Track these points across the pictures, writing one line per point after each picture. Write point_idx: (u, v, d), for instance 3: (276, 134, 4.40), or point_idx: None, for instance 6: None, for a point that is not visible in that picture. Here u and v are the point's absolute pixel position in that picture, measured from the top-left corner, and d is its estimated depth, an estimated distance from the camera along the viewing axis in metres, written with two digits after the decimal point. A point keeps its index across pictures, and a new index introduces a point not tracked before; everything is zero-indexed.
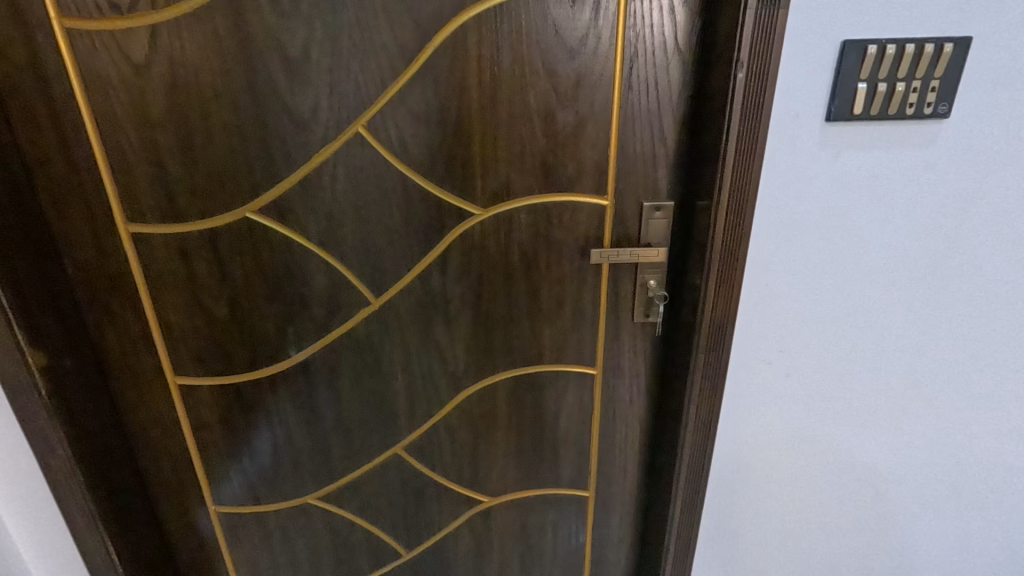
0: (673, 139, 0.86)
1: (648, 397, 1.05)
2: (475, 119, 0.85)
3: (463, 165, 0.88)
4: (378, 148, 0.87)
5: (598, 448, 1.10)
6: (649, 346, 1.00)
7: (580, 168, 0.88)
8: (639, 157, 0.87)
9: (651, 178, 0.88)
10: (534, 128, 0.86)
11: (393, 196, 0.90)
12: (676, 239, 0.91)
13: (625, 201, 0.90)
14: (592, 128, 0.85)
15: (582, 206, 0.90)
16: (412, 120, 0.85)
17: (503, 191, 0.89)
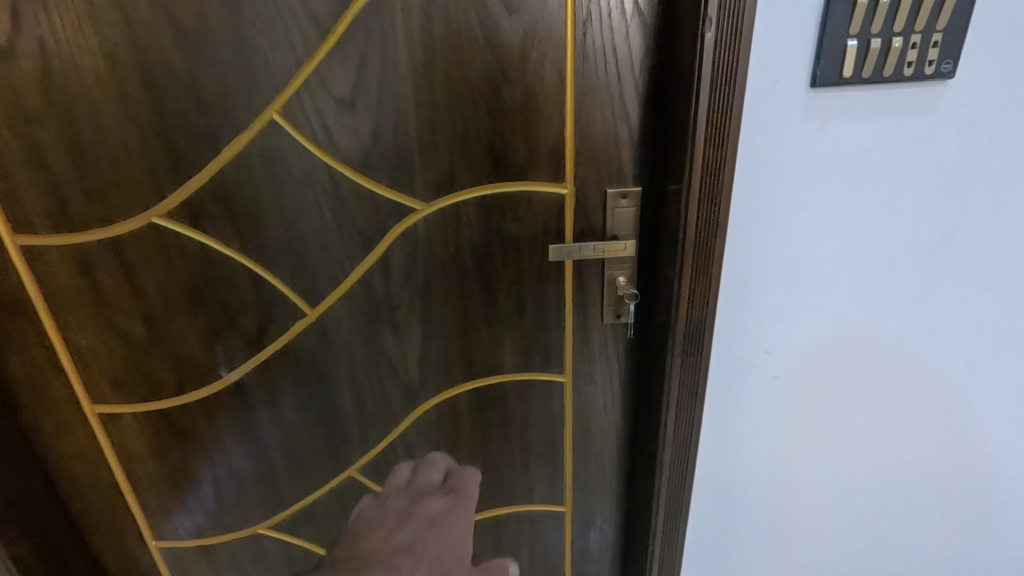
0: (637, 116, 0.75)
1: (624, 402, 0.96)
2: (408, 100, 0.74)
3: (399, 152, 0.76)
4: (299, 137, 0.75)
5: (573, 459, 1.00)
6: (622, 348, 0.90)
7: (533, 153, 0.77)
8: (599, 137, 0.76)
9: (615, 161, 0.77)
10: (478, 106, 0.74)
11: (322, 192, 0.78)
12: (645, 231, 0.81)
13: (587, 189, 0.79)
14: (544, 104, 0.74)
15: (538, 196, 0.79)
16: (335, 103, 0.73)
17: (447, 181, 0.78)
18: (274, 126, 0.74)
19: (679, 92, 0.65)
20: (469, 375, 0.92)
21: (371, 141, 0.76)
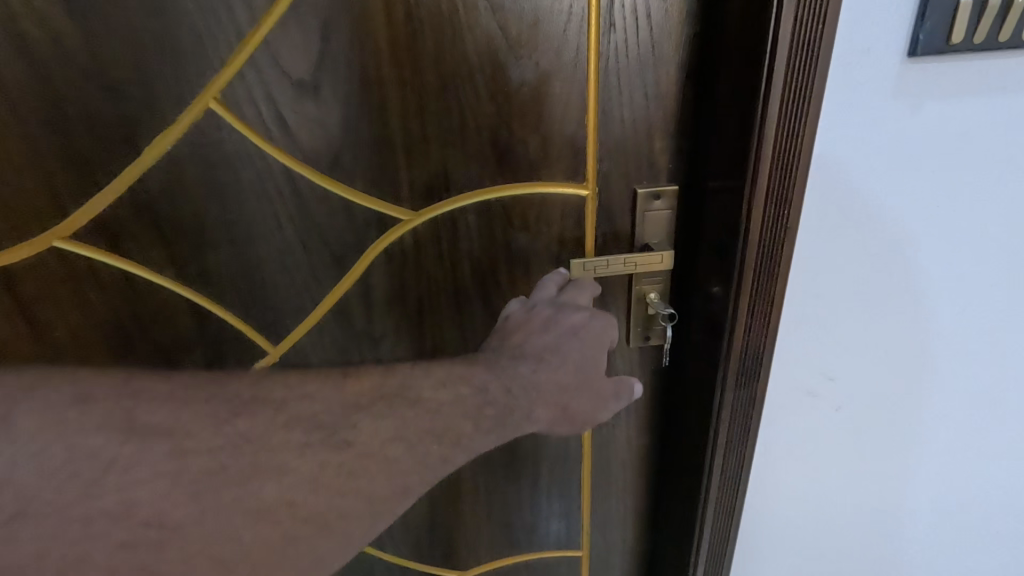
0: (675, 96, 0.60)
1: (650, 433, 0.82)
2: (389, 81, 0.57)
3: (378, 148, 0.60)
4: (246, 132, 0.58)
5: (592, 500, 0.87)
6: (651, 373, 0.77)
7: (546, 147, 0.62)
8: (628, 125, 0.61)
9: (647, 155, 0.63)
10: (478, 89, 0.59)
11: (279, 202, 0.61)
12: (681, 240, 0.67)
13: (612, 189, 0.64)
14: (562, 86, 0.59)
15: (552, 199, 0.64)
16: (292, 87, 0.57)
17: (440, 183, 0.63)
18: (212, 117, 0.57)
19: (741, 65, 0.52)
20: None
21: (342, 135, 0.59)
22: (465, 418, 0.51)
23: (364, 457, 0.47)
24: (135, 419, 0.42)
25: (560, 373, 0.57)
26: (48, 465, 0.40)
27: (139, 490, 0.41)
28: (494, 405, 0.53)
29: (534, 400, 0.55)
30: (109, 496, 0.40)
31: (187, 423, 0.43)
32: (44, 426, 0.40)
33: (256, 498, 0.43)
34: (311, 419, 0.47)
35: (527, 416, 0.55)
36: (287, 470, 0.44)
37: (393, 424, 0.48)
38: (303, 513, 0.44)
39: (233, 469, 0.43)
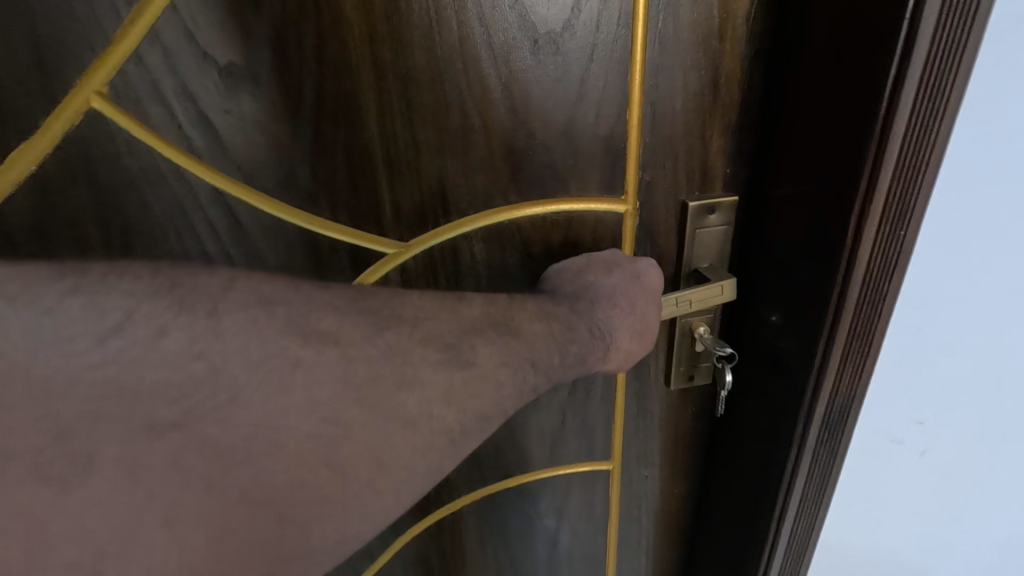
0: (739, 83, 0.47)
1: (686, 482, 0.70)
2: (361, 65, 0.41)
3: (350, 161, 0.44)
4: (156, 144, 0.40)
5: (618, 561, 0.74)
6: (689, 416, 0.65)
7: (576, 152, 0.47)
8: (680, 120, 0.47)
9: (700, 158, 0.49)
10: (487, 74, 0.43)
11: (212, 238, 0.44)
12: (733, 265, 0.55)
13: (655, 203, 0.50)
14: (598, 68, 0.44)
15: (581, 219, 0.50)
16: (220, 76, 0.39)
17: (436, 204, 0.47)
18: (101, 123, 0.39)
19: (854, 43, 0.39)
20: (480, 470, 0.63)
21: (297, 143, 0.42)
22: (556, 355, 0.39)
23: (480, 379, 0.35)
24: (315, 319, 0.31)
25: (631, 321, 0.46)
26: (247, 357, 0.29)
27: (325, 391, 0.30)
28: (579, 342, 0.42)
29: (607, 345, 0.44)
30: (296, 394, 0.30)
31: (353, 323, 0.33)
32: (244, 316, 0.30)
33: (405, 412, 0.33)
34: (436, 339, 0.35)
35: (602, 357, 0.44)
36: (422, 387, 0.33)
37: (500, 350, 0.36)
38: (445, 426, 0.34)
39: (391, 381, 0.32)
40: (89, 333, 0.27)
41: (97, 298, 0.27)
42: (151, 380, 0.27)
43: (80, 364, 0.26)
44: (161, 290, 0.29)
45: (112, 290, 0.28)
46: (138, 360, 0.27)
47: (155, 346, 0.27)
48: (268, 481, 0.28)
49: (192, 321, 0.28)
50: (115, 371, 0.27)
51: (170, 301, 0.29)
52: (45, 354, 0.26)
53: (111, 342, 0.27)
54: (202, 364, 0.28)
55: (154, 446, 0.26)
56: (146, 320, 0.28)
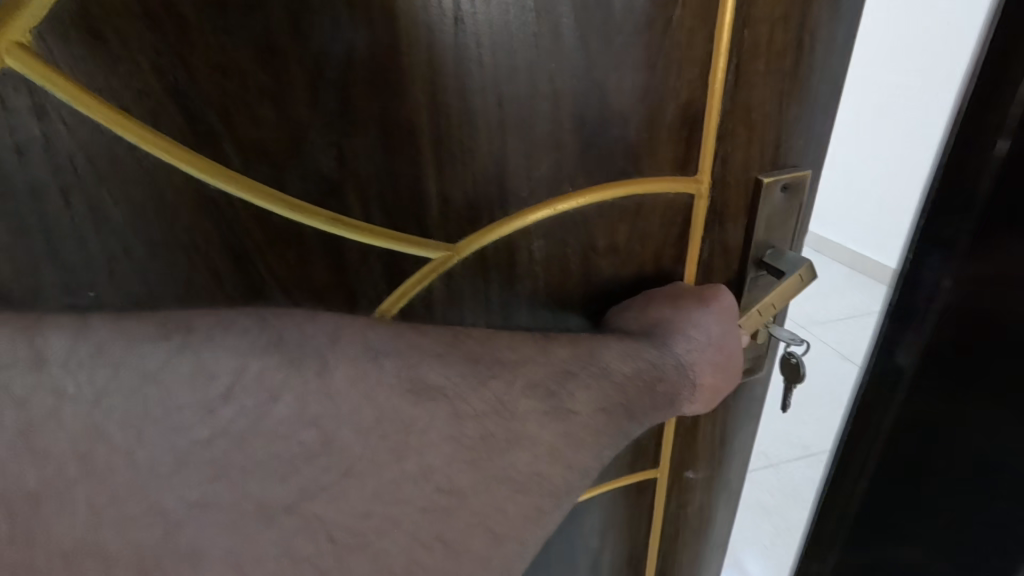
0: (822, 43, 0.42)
1: (731, 481, 0.67)
2: (410, 17, 0.32)
3: (388, 141, 0.34)
4: (117, 126, 0.29)
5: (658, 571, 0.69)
6: (738, 414, 0.61)
7: (650, 128, 0.41)
8: (763, 83, 0.42)
9: (776, 130, 0.44)
10: (560, 32, 0.36)
11: (200, 251, 0.33)
12: (896, 318, 0.65)
13: (728, 183, 0.45)
14: (679, 29, 0.38)
15: (649, 203, 0.44)
16: (212, 24, 0.29)
17: (492, 193, 0.39)
18: (25, 90, 0.27)
19: None
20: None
21: (315, 118, 0.32)
22: (646, 399, 0.38)
23: (581, 433, 0.34)
24: (421, 372, 0.30)
25: (711, 351, 0.42)
26: (364, 421, 0.29)
27: (439, 456, 0.30)
28: (665, 382, 0.39)
29: (691, 384, 0.41)
30: (410, 461, 0.30)
31: (460, 375, 0.31)
32: (354, 374, 0.29)
33: (515, 472, 0.33)
34: (538, 387, 0.33)
35: (686, 399, 0.41)
36: (517, 431, 0.33)
37: (597, 396, 0.35)
38: (552, 483, 0.34)
39: (501, 439, 0.32)
40: (195, 404, 0.26)
41: (207, 363, 0.26)
42: (262, 454, 0.27)
43: (191, 440, 0.26)
44: (268, 348, 0.27)
45: (221, 351, 0.26)
46: (250, 435, 0.26)
47: (265, 418, 0.27)
48: (382, 560, 0.29)
49: (303, 382, 0.27)
50: (225, 446, 0.26)
51: (279, 361, 0.27)
52: (151, 435, 0.25)
53: (218, 413, 0.26)
54: (313, 432, 0.28)
55: (266, 530, 0.26)
56: (254, 387, 0.27)
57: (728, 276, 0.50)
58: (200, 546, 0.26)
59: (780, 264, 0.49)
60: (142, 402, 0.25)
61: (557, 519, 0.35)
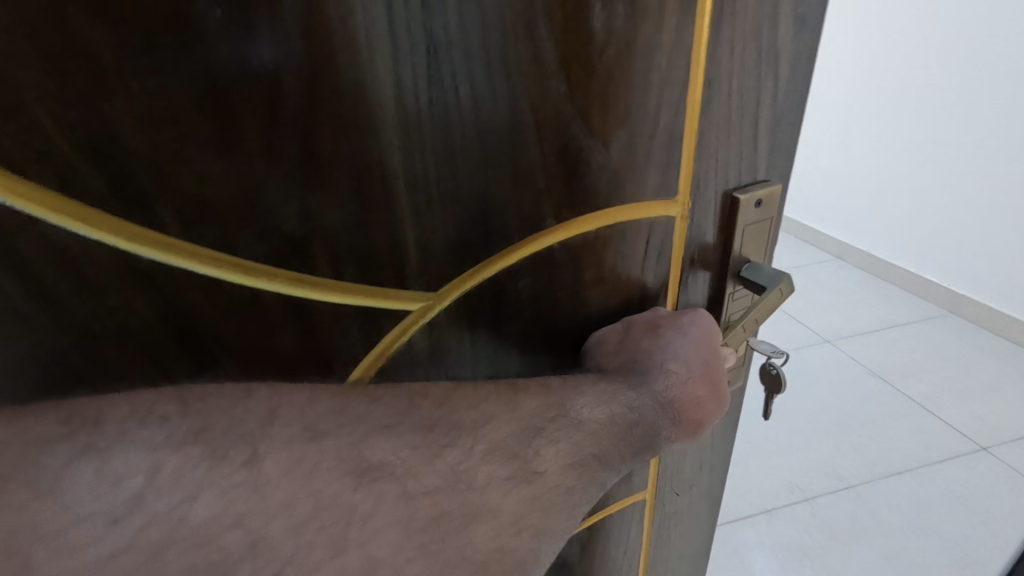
0: (786, 73, 0.43)
1: (711, 493, 0.65)
2: (378, 66, 0.30)
3: (359, 193, 0.33)
4: (7, 195, 0.26)
5: None
6: (720, 428, 0.60)
7: (628, 161, 0.41)
8: (733, 112, 0.42)
9: (750, 150, 0.45)
10: (539, 68, 0.35)
11: (133, 324, 0.31)
12: None
13: (705, 202, 0.45)
14: (660, 63, 0.38)
15: (634, 238, 0.45)
16: (137, 77, 0.26)
17: (477, 237, 0.39)
18: None
19: None
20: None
21: (270, 172, 0.30)
22: (621, 441, 0.37)
23: (551, 491, 0.33)
24: (366, 450, 0.28)
25: (693, 384, 0.41)
26: (293, 516, 0.25)
27: (382, 545, 0.26)
28: (644, 422, 0.38)
29: (672, 418, 0.40)
30: (351, 554, 0.26)
31: (411, 447, 0.30)
32: (288, 460, 0.27)
33: (476, 554, 0.29)
34: (500, 449, 0.32)
35: (666, 435, 0.40)
36: (484, 502, 0.30)
37: (569, 450, 0.34)
38: (518, 556, 0.30)
39: (456, 516, 0.29)
40: (99, 512, 0.23)
41: (114, 464, 0.24)
42: (176, 568, 0.23)
43: (89, 559, 0.22)
44: (191, 437, 0.25)
45: (134, 446, 0.24)
46: (164, 544, 0.23)
47: (184, 520, 0.24)
48: None
49: (228, 474, 0.25)
50: (134, 562, 0.22)
51: (200, 453, 0.25)
52: (39, 560, 0.21)
53: (126, 522, 0.23)
54: (240, 535, 0.24)
55: None
56: (171, 485, 0.24)
57: (709, 294, 0.50)
58: None
59: (758, 279, 0.48)
60: (24, 519, 0.22)
61: None
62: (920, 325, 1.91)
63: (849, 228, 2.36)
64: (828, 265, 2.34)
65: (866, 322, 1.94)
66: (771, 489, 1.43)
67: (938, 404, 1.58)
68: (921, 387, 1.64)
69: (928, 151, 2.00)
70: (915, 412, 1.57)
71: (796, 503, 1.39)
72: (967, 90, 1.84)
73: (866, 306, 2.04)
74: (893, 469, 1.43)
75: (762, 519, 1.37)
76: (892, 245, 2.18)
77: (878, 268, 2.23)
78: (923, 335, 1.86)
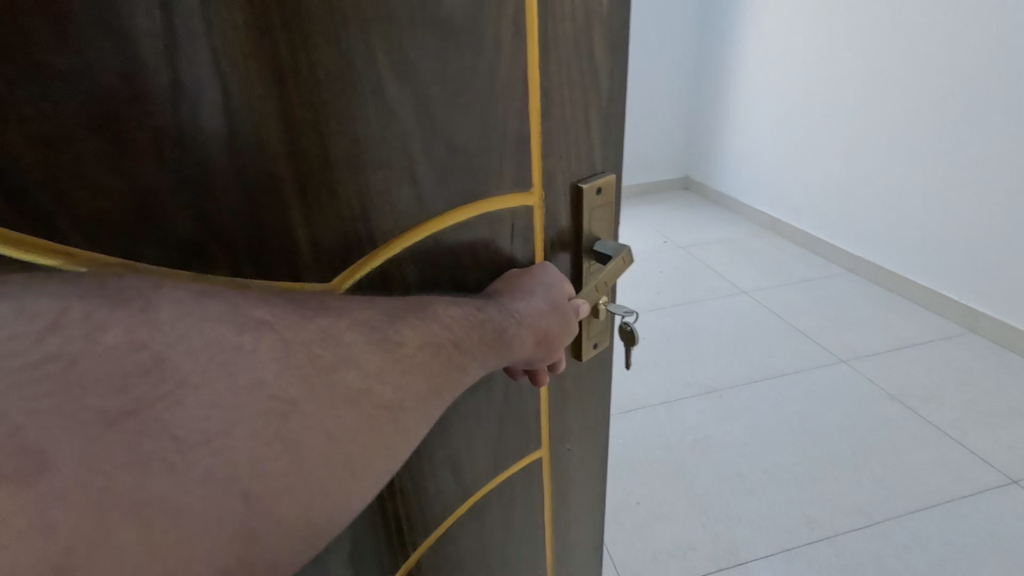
0: (608, 73, 0.56)
1: (600, 447, 0.79)
2: (258, 87, 0.39)
3: (250, 201, 0.41)
4: None
5: (554, 537, 0.80)
6: (598, 388, 0.73)
7: (487, 139, 0.51)
8: (568, 103, 0.54)
9: (586, 148, 0.58)
10: (402, 79, 0.44)
11: None
12: None
13: (555, 193, 0.57)
14: (498, 40, 0.47)
15: (502, 225, 0.55)
16: (35, 113, 0.32)
17: (361, 234, 0.47)
18: None
19: None
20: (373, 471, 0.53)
21: (163, 183, 0.37)
22: (474, 332, 0.44)
23: (411, 361, 0.39)
24: (248, 309, 0.34)
25: (539, 303, 0.52)
26: (191, 346, 0.30)
27: (270, 371, 0.32)
28: (491, 319, 0.46)
29: (518, 320, 0.49)
30: (242, 375, 0.31)
31: (285, 314, 0.35)
32: (180, 310, 0.31)
33: (349, 390, 0.36)
34: (364, 322, 0.38)
35: (518, 335, 0.49)
36: (357, 366, 0.36)
37: (423, 333, 0.40)
38: (386, 401, 0.37)
39: (328, 359, 0.35)
40: (18, 336, 0.26)
41: (28, 303, 0.27)
42: (97, 372, 0.27)
43: (21, 362, 0.26)
44: (91, 292, 0.30)
45: (42, 295, 0.28)
46: (84, 355, 0.27)
47: (94, 344, 0.28)
48: (228, 455, 0.30)
49: (128, 316, 0.29)
50: (57, 368, 0.27)
51: (102, 301, 0.29)
52: None
53: (48, 341, 0.27)
54: (146, 353, 0.29)
55: (106, 435, 0.27)
56: (80, 319, 0.28)
57: (571, 272, 0.62)
58: (48, 447, 0.25)
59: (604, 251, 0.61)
60: None
61: (398, 429, 0.38)
62: (939, 343, 2.16)
63: (854, 244, 2.70)
64: (833, 277, 2.71)
65: (885, 343, 2.19)
66: (792, 526, 1.54)
67: (967, 434, 1.76)
68: (945, 412, 1.85)
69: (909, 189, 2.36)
70: (942, 442, 1.74)
71: (818, 539, 1.50)
72: (959, 129, 2.13)
73: (884, 325, 2.30)
74: (920, 503, 1.57)
75: (782, 558, 1.46)
76: (906, 260, 2.46)
77: (895, 281, 2.54)
78: (941, 352, 2.12)
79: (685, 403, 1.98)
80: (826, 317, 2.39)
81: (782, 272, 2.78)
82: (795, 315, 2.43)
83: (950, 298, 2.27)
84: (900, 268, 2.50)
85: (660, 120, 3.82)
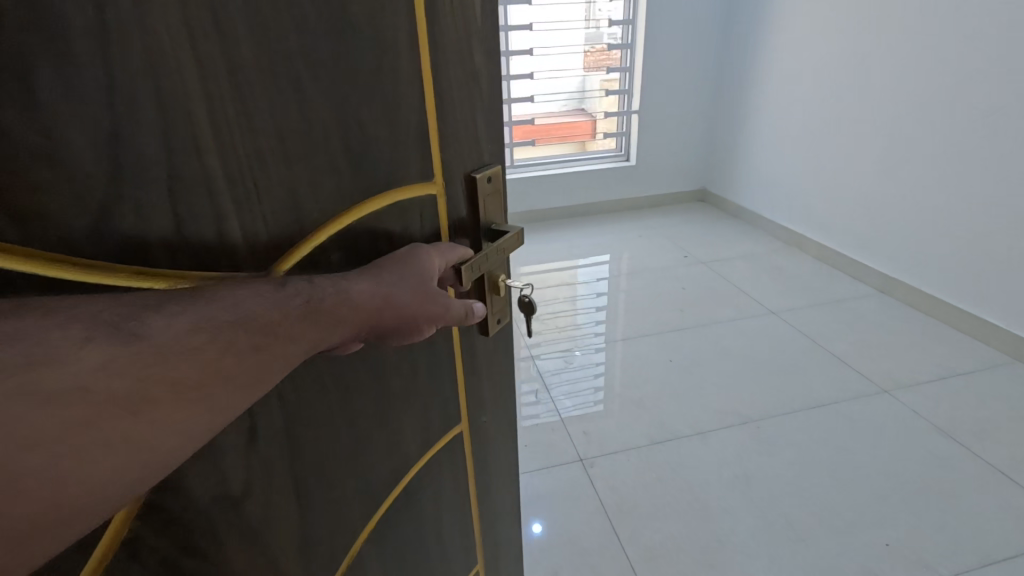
0: (486, 80, 0.65)
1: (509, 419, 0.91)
2: (192, 85, 0.40)
3: (187, 188, 0.42)
4: None
5: (479, 503, 0.90)
6: (502, 362, 0.85)
7: (395, 132, 0.56)
8: (457, 104, 0.62)
9: (474, 143, 0.66)
10: (318, 76, 0.48)
11: None
12: None
13: (453, 183, 0.65)
14: (385, 23, 0.52)
15: (412, 206, 0.62)
16: None
17: (292, 223, 0.50)
18: None
19: None
20: (333, 450, 0.60)
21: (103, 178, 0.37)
22: (296, 301, 0.44)
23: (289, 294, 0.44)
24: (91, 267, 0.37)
25: (384, 279, 0.53)
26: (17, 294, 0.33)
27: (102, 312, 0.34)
28: (322, 288, 0.47)
29: (356, 292, 0.49)
30: (77, 313, 0.33)
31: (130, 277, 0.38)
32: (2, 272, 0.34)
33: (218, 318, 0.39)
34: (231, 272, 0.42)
35: (358, 304, 0.49)
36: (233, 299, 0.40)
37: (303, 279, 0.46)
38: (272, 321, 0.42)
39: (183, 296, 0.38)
40: None
41: None
42: None
43: None
44: None
45: None
46: None
47: None
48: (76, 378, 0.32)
49: None
50: None
51: None
52: None
53: None
54: None
55: None
56: None
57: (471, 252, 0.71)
58: None
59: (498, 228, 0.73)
60: None
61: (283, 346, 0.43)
62: (985, 373, 2.13)
63: (886, 261, 2.70)
64: (866, 298, 2.69)
65: (927, 370, 2.18)
66: None
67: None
68: (1000, 453, 1.80)
69: (940, 211, 2.38)
70: (1002, 488, 1.69)
71: None
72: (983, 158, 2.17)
73: (923, 351, 2.29)
74: (989, 558, 1.50)
75: None
76: (939, 280, 2.45)
77: (925, 305, 2.53)
78: (989, 383, 2.08)
79: (717, 437, 1.95)
80: (860, 344, 2.37)
81: (813, 293, 2.78)
82: (826, 339, 2.42)
83: (994, 322, 2.24)
84: (933, 290, 2.48)
85: (676, 135, 3.90)
